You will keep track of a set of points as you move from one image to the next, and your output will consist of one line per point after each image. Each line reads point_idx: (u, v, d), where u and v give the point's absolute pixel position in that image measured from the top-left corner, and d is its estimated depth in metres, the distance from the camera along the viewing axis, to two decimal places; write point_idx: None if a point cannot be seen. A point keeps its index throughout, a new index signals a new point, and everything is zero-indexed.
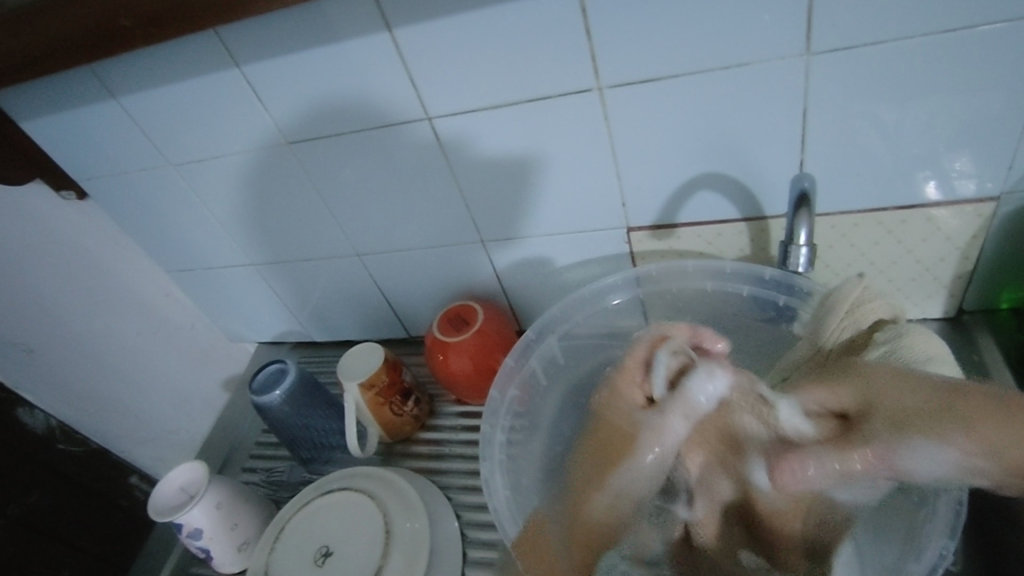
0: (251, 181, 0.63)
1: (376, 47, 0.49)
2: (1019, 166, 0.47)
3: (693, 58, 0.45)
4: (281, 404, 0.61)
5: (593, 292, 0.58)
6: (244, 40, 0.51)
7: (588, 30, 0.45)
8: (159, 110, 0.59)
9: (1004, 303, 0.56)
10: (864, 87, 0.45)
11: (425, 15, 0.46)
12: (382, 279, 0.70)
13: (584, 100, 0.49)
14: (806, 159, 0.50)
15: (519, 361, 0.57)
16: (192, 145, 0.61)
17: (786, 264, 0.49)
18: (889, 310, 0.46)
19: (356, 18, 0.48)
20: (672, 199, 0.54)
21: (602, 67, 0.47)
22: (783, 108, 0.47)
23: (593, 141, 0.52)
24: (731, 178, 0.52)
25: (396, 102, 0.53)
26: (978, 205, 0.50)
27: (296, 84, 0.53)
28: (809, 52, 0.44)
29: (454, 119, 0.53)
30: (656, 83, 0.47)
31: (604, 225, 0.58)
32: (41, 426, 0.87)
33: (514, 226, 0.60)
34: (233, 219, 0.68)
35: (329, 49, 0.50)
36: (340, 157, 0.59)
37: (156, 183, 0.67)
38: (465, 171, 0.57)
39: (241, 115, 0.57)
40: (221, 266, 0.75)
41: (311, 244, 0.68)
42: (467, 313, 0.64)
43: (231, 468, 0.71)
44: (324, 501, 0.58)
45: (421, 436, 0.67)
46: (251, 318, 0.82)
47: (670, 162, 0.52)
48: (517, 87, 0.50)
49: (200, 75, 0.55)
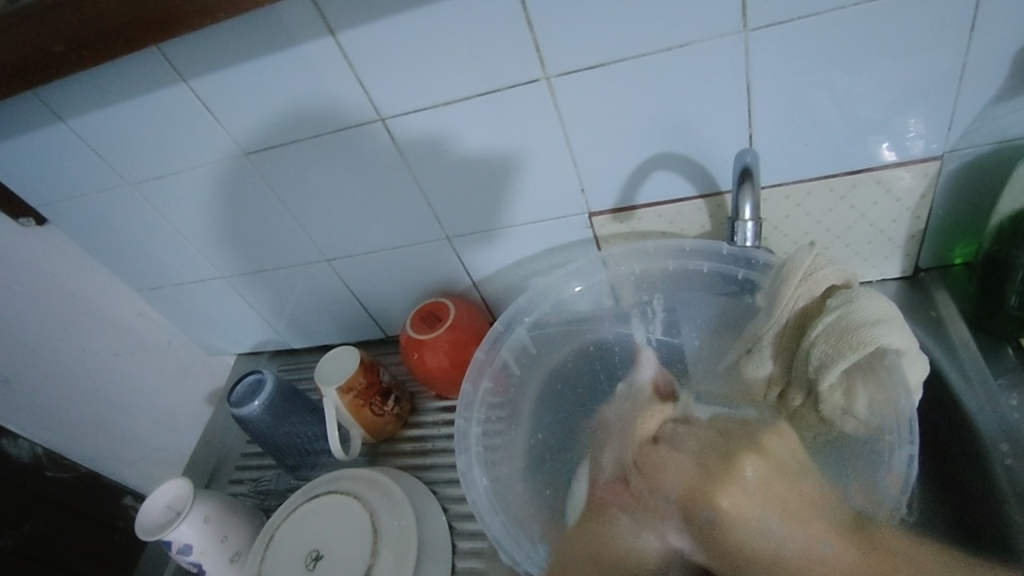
0: (211, 195, 0.63)
1: (322, 52, 0.49)
2: (958, 125, 0.48)
3: (636, 41, 0.46)
4: (261, 415, 0.61)
5: (557, 281, 0.58)
6: (188, 54, 0.51)
7: (530, 21, 0.46)
8: (110, 130, 0.58)
9: (956, 259, 0.58)
10: (803, 58, 0.46)
11: (367, 19, 0.46)
12: (353, 282, 0.70)
13: (533, 91, 0.50)
14: (755, 132, 0.50)
15: (489, 353, 0.57)
16: (149, 162, 0.61)
17: (735, 240, 0.50)
18: (842, 276, 0.46)
19: (297, 25, 0.48)
20: (629, 181, 0.55)
21: (548, 57, 0.47)
22: (727, 85, 0.48)
23: (547, 131, 0.52)
24: (685, 157, 0.53)
25: (348, 105, 0.53)
26: (924, 165, 0.51)
27: (245, 95, 0.53)
28: (746, 28, 0.44)
29: (406, 118, 0.53)
30: (602, 69, 0.48)
31: (566, 213, 0.59)
32: (27, 455, 0.85)
33: (478, 220, 0.61)
34: (199, 234, 0.68)
35: (274, 58, 0.50)
36: (298, 164, 0.58)
37: (118, 204, 0.66)
38: (424, 169, 0.57)
39: (193, 130, 0.57)
40: (192, 282, 0.75)
41: (278, 252, 0.68)
42: (439, 309, 0.64)
43: (218, 481, 0.71)
44: (312, 507, 0.58)
45: (404, 433, 0.67)
46: (227, 330, 0.82)
47: (624, 146, 0.52)
48: (466, 82, 0.50)
49: (147, 92, 0.54)
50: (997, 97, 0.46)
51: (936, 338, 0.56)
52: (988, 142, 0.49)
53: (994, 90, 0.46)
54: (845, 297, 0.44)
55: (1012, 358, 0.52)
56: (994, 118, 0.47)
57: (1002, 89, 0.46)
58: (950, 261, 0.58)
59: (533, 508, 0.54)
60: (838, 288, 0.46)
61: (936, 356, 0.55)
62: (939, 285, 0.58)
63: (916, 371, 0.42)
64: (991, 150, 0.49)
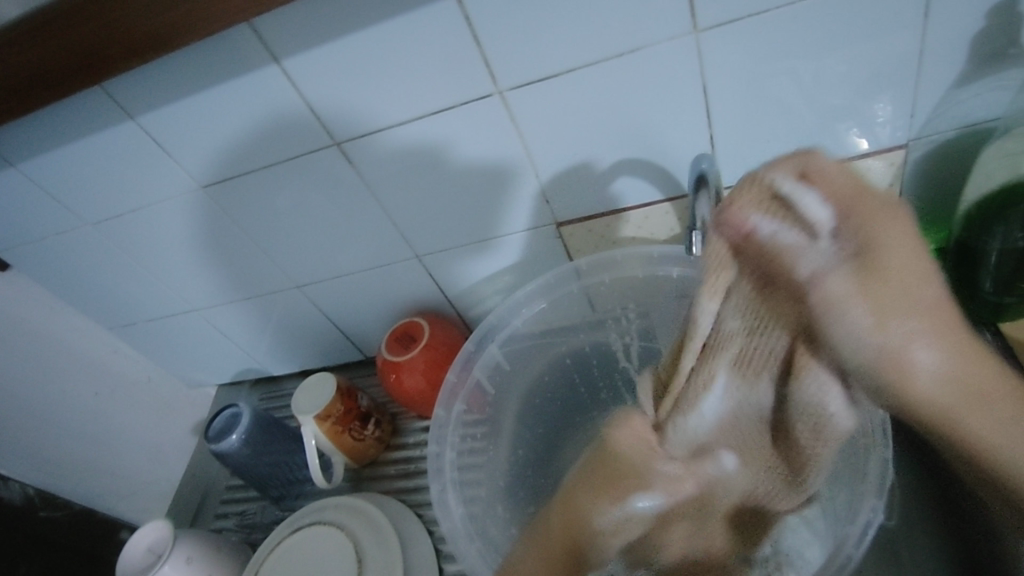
0: (171, 229, 0.62)
1: (268, 80, 0.48)
2: (920, 113, 0.47)
3: (584, 49, 0.45)
4: (240, 449, 0.61)
5: (531, 294, 0.57)
6: (131, 91, 0.50)
7: (476, 36, 0.45)
8: (61, 171, 0.57)
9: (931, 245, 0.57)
10: (757, 57, 0.45)
11: (312, 44, 0.46)
12: (326, 306, 0.69)
13: (486, 106, 0.49)
14: (715, 132, 0.50)
15: (461, 374, 0.56)
16: (105, 202, 0.60)
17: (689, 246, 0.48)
18: None
19: (239, 55, 0.47)
20: (594, 189, 0.54)
21: (498, 71, 0.47)
22: (683, 88, 0.47)
23: (505, 143, 0.51)
24: (646, 162, 0.52)
25: (301, 131, 0.52)
26: (889, 154, 0.50)
27: (195, 128, 0.52)
28: (696, 30, 0.44)
29: (360, 140, 0.52)
30: (554, 80, 0.47)
31: (534, 224, 0.58)
32: (18, 496, 0.84)
33: (445, 238, 0.60)
34: (166, 269, 0.67)
35: (221, 88, 0.49)
36: (256, 193, 0.57)
37: (81, 245, 0.65)
38: (384, 188, 0.56)
39: (147, 167, 0.56)
40: (164, 316, 0.74)
41: (248, 282, 0.67)
42: (413, 328, 0.64)
43: (204, 516, 0.70)
44: (296, 541, 0.57)
45: (387, 456, 0.67)
46: (205, 362, 0.81)
47: (586, 154, 0.52)
48: (418, 101, 0.49)
49: (94, 132, 0.53)
50: (957, 82, 0.45)
51: None
52: (952, 127, 0.48)
53: (954, 74, 0.45)
54: None
55: (990, 343, 0.51)
56: (956, 104, 0.47)
57: (960, 74, 0.45)
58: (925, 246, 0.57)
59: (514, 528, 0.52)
60: None
61: None
62: None
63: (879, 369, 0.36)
64: (956, 136, 0.49)
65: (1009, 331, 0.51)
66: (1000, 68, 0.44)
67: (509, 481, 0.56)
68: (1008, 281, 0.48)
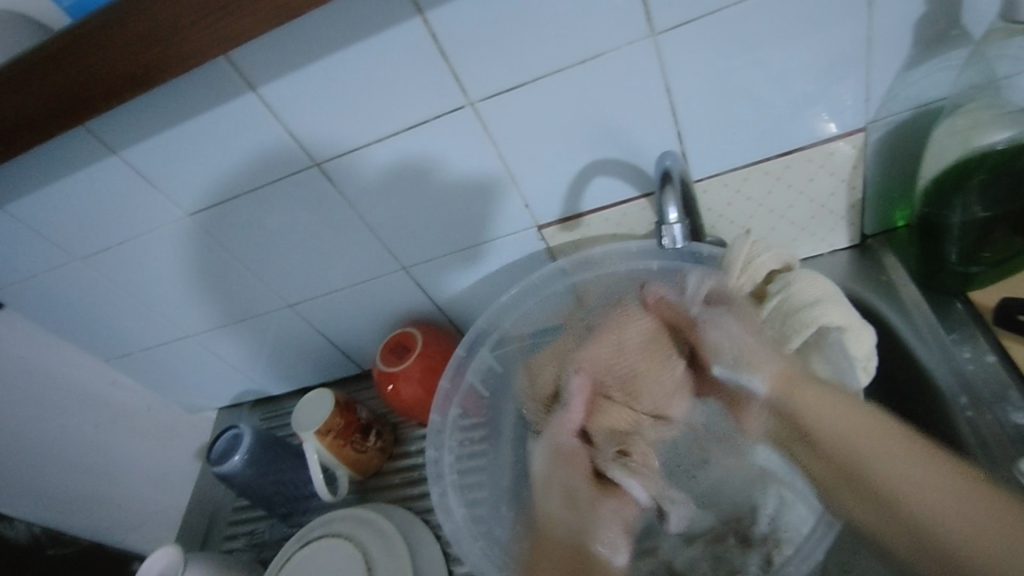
0: (159, 258, 0.63)
1: (247, 107, 0.49)
2: (875, 96, 0.49)
3: (549, 59, 0.47)
4: (243, 469, 0.62)
5: (516, 296, 0.59)
6: (114, 127, 0.51)
7: (443, 52, 0.46)
8: (48, 209, 0.58)
9: (900, 221, 0.59)
10: (715, 54, 0.47)
11: (285, 70, 0.47)
12: (320, 323, 0.70)
13: (459, 118, 0.50)
14: (682, 129, 0.51)
15: (454, 381, 0.58)
16: (94, 236, 0.61)
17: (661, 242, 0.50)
18: (780, 261, 0.49)
19: (216, 85, 0.48)
20: (571, 191, 0.56)
21: (468, 84, 0.48)
22: (646, 89, 0.49)
23: (481, 152, 0.53)
24: (619, 161, 0.54)
25: (282, 154, 0.53)
26: (851, 137, 0.52)
27: (179, 157, 0.53)
28: (654, 32, 0.45)
29: (339, 159, 0.53)
30: (522, 89, 0.49)
31: (516, 228, 0.59)
32: (25, 536, 0.81)
33: (431, 249, 0.61)
34: (158, 297, 0.68)
35: (202, 117, 0.50)
36: (243, 216, 0.58)
37: (73, 280, 0.66)
38: (367, 204, 0.57)
39: (133, 199, 0.57)
40: (160, 344, 0.75)
41: (241, 305, 0.68)
42: (406, 339, 0.65)
43: (214, 539, 0.71)
44: (304, 554, 0.58)
45: (391, 465, 0.68)
46: (204, 386, 0.81)
47: (561, 157, 0.53)
48: (392, 118, 0.50)
49: (80, 169, 0.54)
50: (906, 65, 0.47)
51: (888, 300, 0.57)
52: (906, 108, 0.50)
53: (902, 58, 0.47)
54: (784, 282, 0.48)
55: (961, 312, 0.53)
56: (907, 86, 0.49)
57: (908, 58, 0.47)
58: (893, 224, 0.59)
59: None
60: (779, 273, 0.49)
61: (891, 319, 0.56)
62: (886, 249, 0.60)
63: (861, 344, 0.45)
64: (911, 117, 0.51)
65: (975, 297, 0.53)
66: (947, 49, 0.46)
67: None
68: (971, 251, 0.50)
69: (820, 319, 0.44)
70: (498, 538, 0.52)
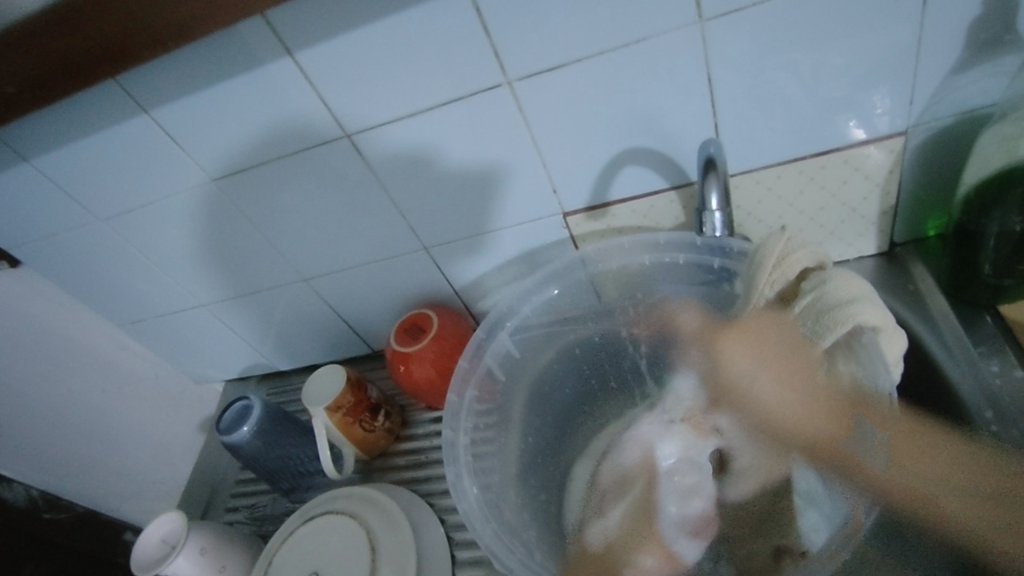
0: (180, 222, 0.62)
1: (283, 73, 0.49)
2: (919, 99, 0.48)
3: (593, 42, 0.46)
4: (251, 440, 0.61)
5: (536, 283, 0.58)
6: (147, 84, 0.51)
7: (485, 26, 0.45)
8: (73, 165, 0.58)
9: (930, 232, 0.58)
10: (763, 44, 0.46)
11: (325, 37, 0.46)
12: (334, 299, 0.70)
13: (495, 96, 0.50)
14: (721, 121, 0.51)
15: (472, 361, 0.57)
16: (115, 194, 0.60)
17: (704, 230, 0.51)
18: (814, 257, 0.45)
19: (254, 47, 0.47)
20: (601, 179, 0.55)
21: (507, 62, 0.47)
22: (687, 78, 0.48)
23: (513, 134, 0.52)
24: (652, 150, 0.53)
25: (313, 123, 0.52)
26: (892, 140, 0.51)
27: (210, 120, 0.53)
28: (702, 19, 0.44)
29: (370, 133, 0.53)
30: (563, 70, 0.48)
31: (543, 214, 0.58)
32: (23, 499, 0.84)
33: (455, 231, 0.61)
34: (174, 264, 0.67)
35: (237, 79, 0.50)
36: (269, 186, 0.58)
37: (92, 240, 0.65)
38: (394, 181, 0.56)
39: (158, 159, 0.56)
40: (173, 312, 0.74)
41: (258, 276, 0.68)
42: (421, 320, 0.64)
43: (215, 510, 0.71)
44: (307, 530, 0.57)
45: (398, 447, 0.67)
46: (212, 359, 0.81)
47: (595, 143, 0.52)
48: (427, 92, 0.50)
49: (109, 125, 0.54)
50: (956, 67, 0.46)
51: (914, 310, 0.57)
52: (951, 113, 0.49)
53: (952, 61, 0.46)
54: (818, 279, 0.44)
55: (991, 325, 0.52)
56: (954, 90, 0.48)
57: (958, 60, 0.46)
58: (924, 234, 0.59)
59: (528, 513, 0.53)
60: (812, 271, 0.45)
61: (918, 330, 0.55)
62: (914, 259, 0.59)
63: (894, 347, 0.41)
64: (953, 123, 0.50)
65: (1007, 312, 0.52)
66: (998, 54, 0.45)
67: (521, 469, 0.56)
68: (1007, 263, 0.49)
69: (856, 316, 0.40)
70: (513, 526, 0.51)
